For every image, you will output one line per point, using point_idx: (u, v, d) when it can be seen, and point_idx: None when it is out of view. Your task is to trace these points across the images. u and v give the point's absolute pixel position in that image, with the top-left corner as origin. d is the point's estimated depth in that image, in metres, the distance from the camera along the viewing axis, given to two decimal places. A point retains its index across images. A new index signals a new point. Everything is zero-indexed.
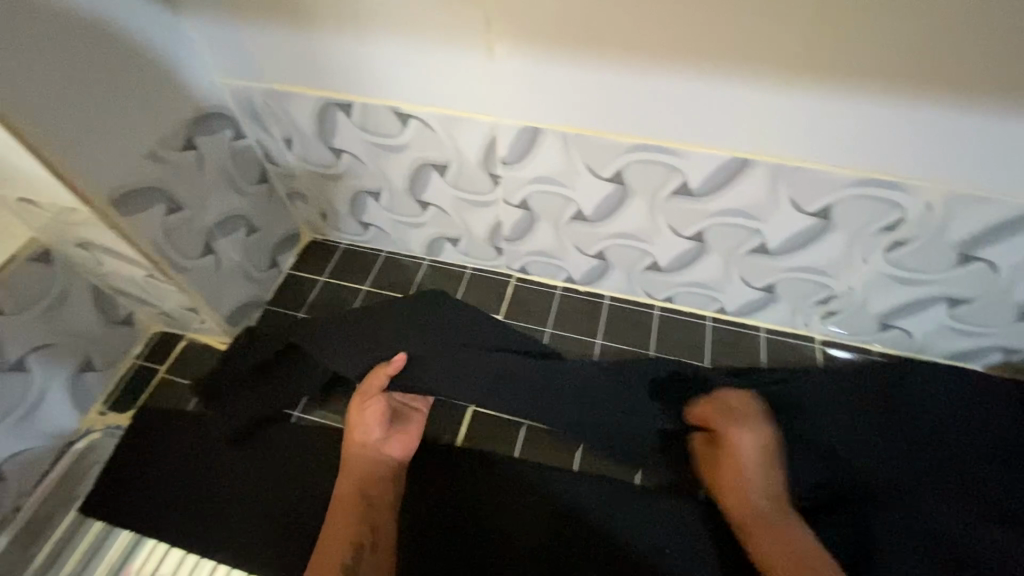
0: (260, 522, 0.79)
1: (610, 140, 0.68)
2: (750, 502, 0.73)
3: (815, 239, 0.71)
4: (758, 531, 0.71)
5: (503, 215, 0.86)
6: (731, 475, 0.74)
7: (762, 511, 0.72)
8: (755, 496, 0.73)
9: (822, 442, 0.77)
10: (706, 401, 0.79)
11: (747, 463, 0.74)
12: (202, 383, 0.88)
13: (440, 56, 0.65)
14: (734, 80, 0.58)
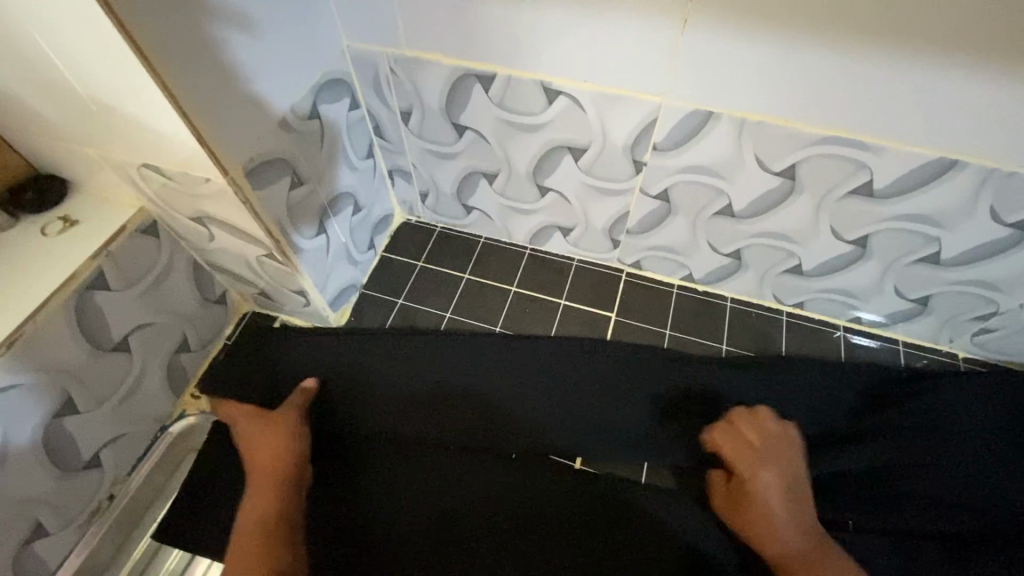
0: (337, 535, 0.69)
1: (794, 131, 0.61)
2: (780, 535, 0.61)
3: (1003, 252, 0.65)
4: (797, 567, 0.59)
5: (634, 206, 0.79)
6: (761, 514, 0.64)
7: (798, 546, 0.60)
8: (782, 527, 0.62)
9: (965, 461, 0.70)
10: (722, 429, 0.72)
11: (772, 498, 0.64)
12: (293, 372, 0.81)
13: (614, 27, 0.58)
14: (967, 75, 0.51)
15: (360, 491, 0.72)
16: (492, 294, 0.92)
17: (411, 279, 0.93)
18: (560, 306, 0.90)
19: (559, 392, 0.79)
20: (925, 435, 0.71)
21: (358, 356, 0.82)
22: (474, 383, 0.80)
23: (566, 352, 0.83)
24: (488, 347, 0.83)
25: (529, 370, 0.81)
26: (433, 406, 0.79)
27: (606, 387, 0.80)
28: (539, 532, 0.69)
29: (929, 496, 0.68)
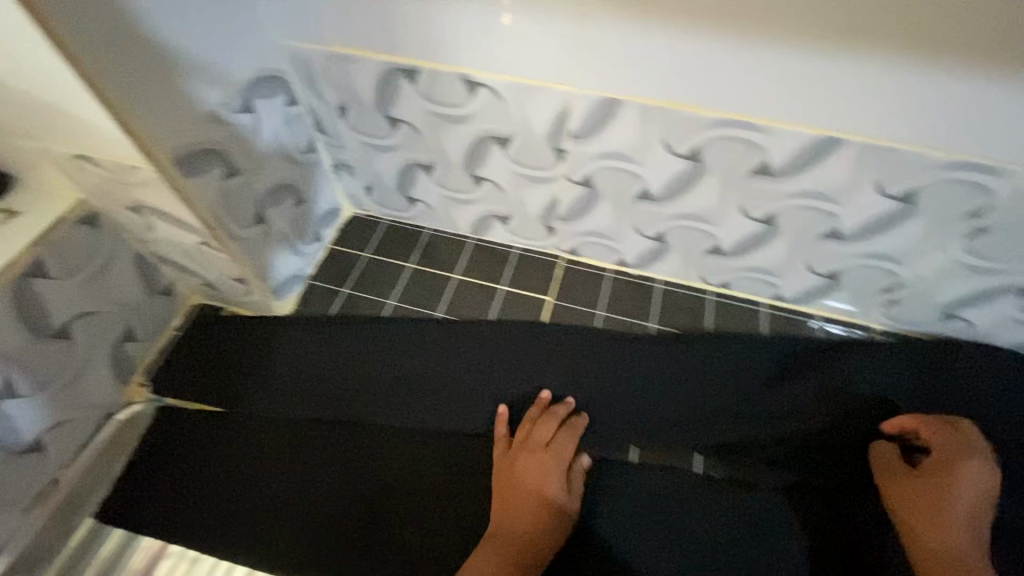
0: (275, 519, 0.75)
1: (692, 114, 0.65)
2: (943, 531, 0.66)
3: (893, 225, 0.70)
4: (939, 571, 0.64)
5: (563, 193, 0.83)
6: (928, 505, 0.67)
7: (946, 551, 0.65)
8: (940, 527, 0.66)
9: (850, 431, 0.77)
10: (917, 425, 0.73)
11: (961, 493, 0.67)
12: (240, 363, 0.86)
13: (521, 22, 0.62)
14: (832, 56, 0.56)
15: (297, 478, 0.78)
16: (435, 282, 0.95)
17: (358, 270, 0.95)
18: (500, 291, 0.94)
19: (484, 372, 0.85)
20: (818, 404, 0.79)
21: (286, 348, 0.86)
22: (400, 367, 0.85)
23: (499, 336, 0.88)
24: (424, 336, 0.88)
25: (463, 356, 0.86)
26: (371, 392, 0.84)
27: (530, 367, 0.85)
28: (466, 505, 0.75)
29: (822, 458, 0.76)
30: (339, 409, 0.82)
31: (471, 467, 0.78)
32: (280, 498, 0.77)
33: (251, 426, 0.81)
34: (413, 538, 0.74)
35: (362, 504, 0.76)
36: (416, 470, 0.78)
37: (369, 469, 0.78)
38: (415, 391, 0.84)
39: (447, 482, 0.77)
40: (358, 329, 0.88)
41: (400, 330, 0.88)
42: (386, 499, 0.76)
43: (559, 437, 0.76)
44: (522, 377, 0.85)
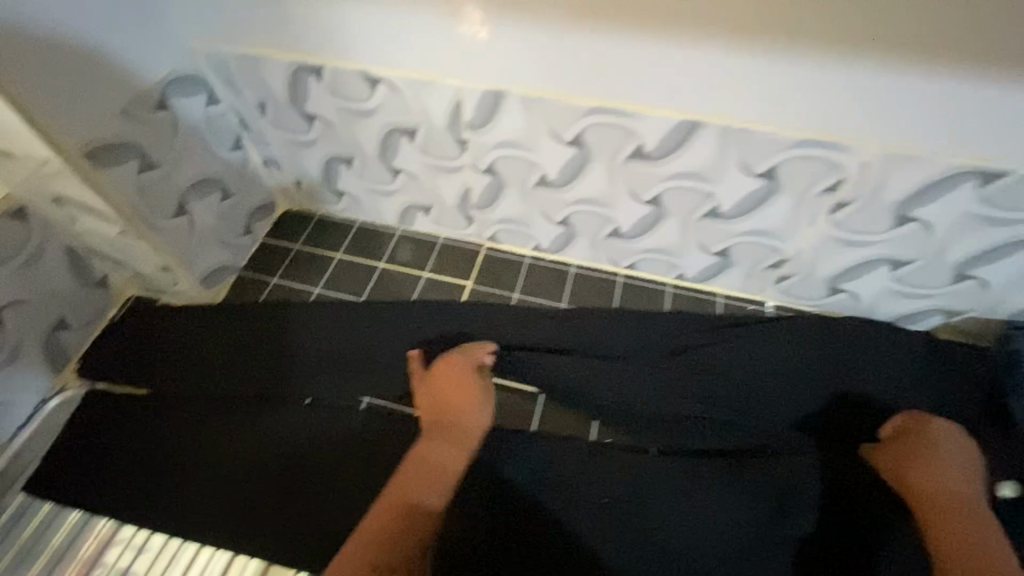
0: (193, 493, 0.80)
1: (569, 102, 0.70)
2: (939, 486, 0.70)
3: (764, 203, 0.75)
4: (939, 519, 0.68)
5: (472, 182, 0.88)
6: (920, 462, 0.73)
7: (951, 502, 0.69)
8: (939, 483, 0.71)
9: (736, 400, 0.83)
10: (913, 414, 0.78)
11: (954, 457, 0.72)
12: (166, 349, 0.90)
13: (405, 19, 0.67)
14: (679, 44, 0.61)
15: (216, 455, 0.83)
16: (361, 271, 1.00)
17: (288, 261, 1.01)
18: (422, 277, 0.99)
19: (399, 350, 0.89)
20: (707, 373, 0.85)
21: (210, 334, 0.91)
22: (319, 348, 0.90)
23: (416, 319, 0.92)
24: (345, 321, 0.92)
25: (381, 338, 0.90)
26: (291, 373, 0.88)
27: (442, 345, 0.90)
28: (373, 477, 0.80)
29: (705, 420, 0.82)
30: (260, 389, 0.87)
31: (382, 442, 0.83)
32: (198, 473, 0.81)
33: (175, 407, 0.86)
34: (322, 508, 0.78)
35: (277, 476, 0.81)
36: (329, 446, 0.83)
37: (286, 443, 0.83)
38: (334, 371, 0.88)
39: (357, 453, 0.82)
40: (281, 316, 0.93)
41: (322, 316, 0.93)
42: (300, 470, 0.81)
43: (466, 378, 0.82)
44: (437, 355, 0.89)
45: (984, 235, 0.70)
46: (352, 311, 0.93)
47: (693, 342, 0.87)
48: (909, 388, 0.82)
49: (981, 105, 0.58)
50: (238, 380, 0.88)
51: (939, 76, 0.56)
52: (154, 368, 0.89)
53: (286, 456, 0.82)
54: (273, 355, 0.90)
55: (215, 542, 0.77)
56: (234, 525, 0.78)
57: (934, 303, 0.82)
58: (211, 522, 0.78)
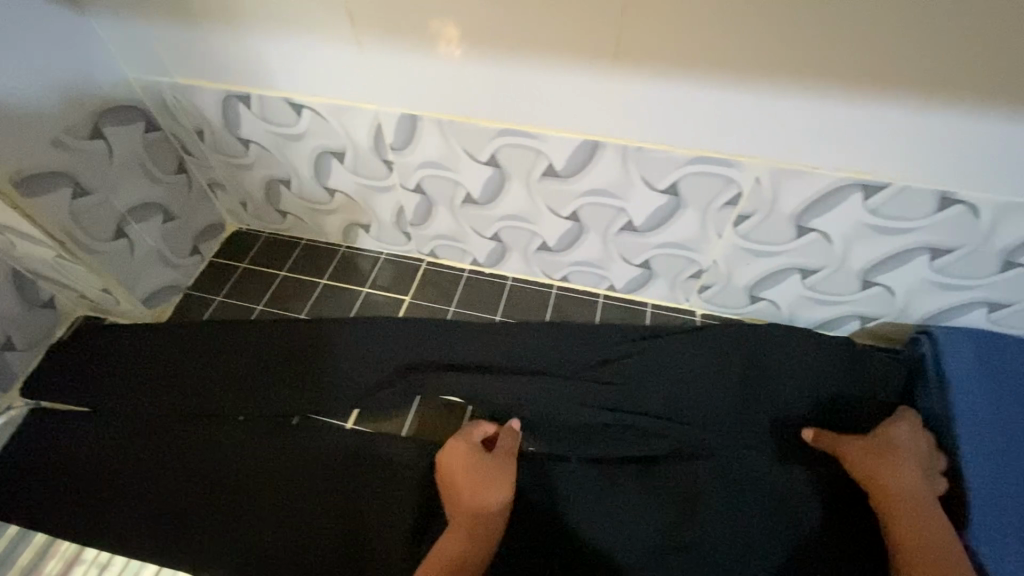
0: (114, 504, 0.80)
1: (478, 125, 0.74)
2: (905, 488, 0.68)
3: (672, 216, 0.78)
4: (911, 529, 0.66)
5: (403, 200, 0.91)
6: (881, 463, 0.70)
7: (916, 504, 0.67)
8: (903, 484, 0.68)
9: (660, 404, 0.83)
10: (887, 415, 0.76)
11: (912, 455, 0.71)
12: (102, 362, 0.91)
13: (317, 51, 0.71)
14: (569, 71, 0.64)
15: (140, 465, 0.82)
16: (304, 287, 1.03)
17: (234, 280, 1.05)
18: (363, 292, 1.02)
19: (328, 361, 0.90)
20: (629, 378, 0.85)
21: (146, 347, 0.92)
22: (251, 361, 0.90)
23: (346, 330, 0.92)
24: (278, 333, 0.93)
25: (314, 348, 0.91)
26: (222, 383, 0.89)
27: (370, 354, 0.90)
28: (293, 485, 0.79)
29: (627, 426, 0.82)
30: (189, 403, 0.87)
31: (305, 451, 0.82)
32: (120, 483, 0.81)
33: (105, 418, 0.87)
34: (237, 518, 0.77)
35: (199, 487, 0.80)
36: (253, 454, 0.82)
37: (210, 453, 0.82)
38: (264, 382, 0.89)
39: (280, 461, 0.81)
40: (217, 330, 0.94)
41: (256, 330, 0.94)
42: (222, 481, 0.80)
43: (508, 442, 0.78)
44: (365, 364, 0.89)
45: (880, 243, 0.72)
46: (287, 324, 0.94)
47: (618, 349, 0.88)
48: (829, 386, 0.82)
49: (851, 123, 0.61)
50: (169, 390, 0.88)
51: (808, 96, 0.59)
52: (89, 382, 0.90)
53: (209, 467, 0.81)
54: (206, 366, 0.90)
55: (130, 553, 0.76)
56: (153, 539, 0.76)
57: (849, 309, 0.85)
58: (131, 535, 0.77)
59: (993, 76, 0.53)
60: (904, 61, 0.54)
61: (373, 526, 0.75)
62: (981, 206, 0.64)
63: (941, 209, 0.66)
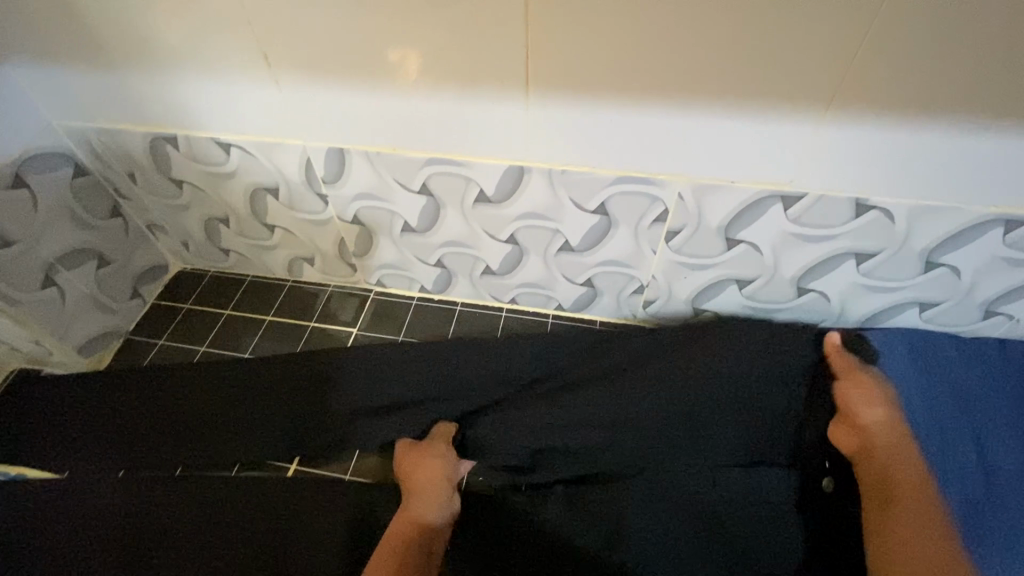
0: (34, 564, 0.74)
1: (406, 156, 0.74)
2: (885, 433, 0.74)
3: (606, 234, 0.78)
4: (890, 462, 0.71)
5: (343, 232, 0.90)
6: (861, 405, 0.76)
7: (889, 441, 0.73)
8: (886, 424, 0.74)
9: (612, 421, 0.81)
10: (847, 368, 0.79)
11: (874, 396, 0.76)
12: (28, 410, 0.88)
13: (238, 89, 0.70)
14: (485, 99, 0.65)
15: (62, 516, 0.78)
16: (250, 325, 1.01)
17: (177, 321, 1.03)
18: (308, 327, 1.01)
19: (271, 401, 0.88)
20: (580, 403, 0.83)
21: (79, 393, 0.90)
22: (190, 405, 0.88)
23: (290, 369, 0.92)
24: (217, 374, 0.92)
25: (256, 387, 0.90)
26: (157, 428, 0.86)
27: (315, 391, 0.89)
28: (227, 529, 0.76)
29: (576, 447, 0.80)
30: (127, 450, 0.85)
31: (241, 493, 0.80)
32: (41, 541, 0.75)
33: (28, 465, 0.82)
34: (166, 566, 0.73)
35: (130, 536, 0.76)
36: (185, 499, 0.79)
37: (144, 501, 0.79)
38: (203, 426, 0.86)
39: (217, 504, 0.78)
40: (155, 373, 0.92)
41: (194, 372, 0.92)
42: (155, 529, 0.76)
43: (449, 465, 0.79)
44: (309, 401, 0.88)
45: (806, 250, 0.73)
46: (226, 366, 0.93)
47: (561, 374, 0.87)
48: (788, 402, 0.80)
49: (761, 139, 0.62)
50: (102, 436, 0.86)
51: (714, 111, 0.60)
52: (12, 434, 0.86)
53: (141, 515, 0.77)
54: (142, 409, 0.88)
55: None
56: None
57: (791, 316, 0.85)
58: None
59: (883, 86, 0.55)
60: (799, 76, 0.55)
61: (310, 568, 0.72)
62: (894, 211, 0.66)
63: (858, 215, 0.67)
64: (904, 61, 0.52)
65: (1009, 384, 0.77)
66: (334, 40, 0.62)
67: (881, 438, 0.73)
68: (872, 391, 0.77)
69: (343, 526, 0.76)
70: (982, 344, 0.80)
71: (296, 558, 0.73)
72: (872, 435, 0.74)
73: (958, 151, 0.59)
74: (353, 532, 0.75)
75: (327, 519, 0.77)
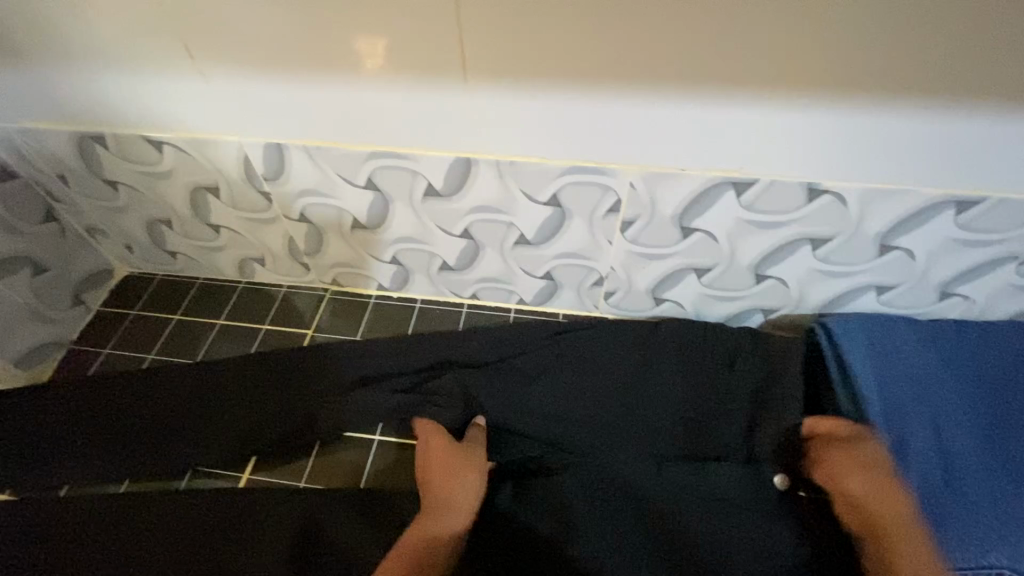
0: None
1: (347, 150, 0.70)
2: (889, 505, 0.65)
3: (561, 226, 0.76)
4: (895, 536, 0.62)
5: (292, 231, 0.87)
6: (854, 475, 0.68)
7: (893, 515, 0.64)
8: (887, 496, 0.65)
9: (573, 417, 0.79)
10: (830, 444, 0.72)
11: (872, 464, 0.68)
12: None
13: (164, 84, 0.66)
14: (423, 90, 0.62)
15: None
16: (200, 329, 0.98)
17: (124, 328, 0.99)
18: (263, 329, 0.97)
19: (215, 409, 0.84)
20: (538, 400, 0.79)
21: (11, 405, 0.85)
22: (128, 418, 0.84)
23: (234, 374, 0.86)
24: (156, 382, 0.86)
25: (198, 395, 0.85)
26: (100, 441, 0.82)
27: (261, 397, 0.84)
28: (171, 544, 0.73)
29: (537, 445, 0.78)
30: (65, 469, 0.81)
31: (186, 505, 0.76)
32: None
33: None
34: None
35: (65, 564, 0.72)
36: (127, 513, 0.75)
37: (81, 524, 0.75)
38: (148, 437, 0.82)
39: (161, 518, 0.75)
40: (93, 383, 0.87)
41: (133, 380, 0.87)
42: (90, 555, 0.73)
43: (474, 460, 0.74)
44: (257, 405, 0.83)
45: (761, 237, 0.72)
46: (165, 373, 0.87)
47: (524, 360, 0.83)
48: (751, 390, 0.78)
49: (709, 125, 0.60)
50: (41, 449, 0.82)
51: (659, 97, 0.58)
52: None
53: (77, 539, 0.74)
54: (83, 420, 0.84)
55: None
56: None
57: (751, 304, 0.84)
58: None
59: (827, 67, 0.53)
60: (744, 60, 0.53)
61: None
62: (846, 195, 0.65)
63: (811, 199, 0.66)
64: (845, 42, 0.51)
65: (966, 364, 0.76)
66: (257, 30, 0.58)
67: (876, 511, 0.65)
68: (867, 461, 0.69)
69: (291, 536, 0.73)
70: (940, 325, 0.79)
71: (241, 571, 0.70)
72: (872, 509, 0.65)
73: (906, 132, 0.58)
74: (303, 544, 0.72)
75: (275, 530, 0.73)
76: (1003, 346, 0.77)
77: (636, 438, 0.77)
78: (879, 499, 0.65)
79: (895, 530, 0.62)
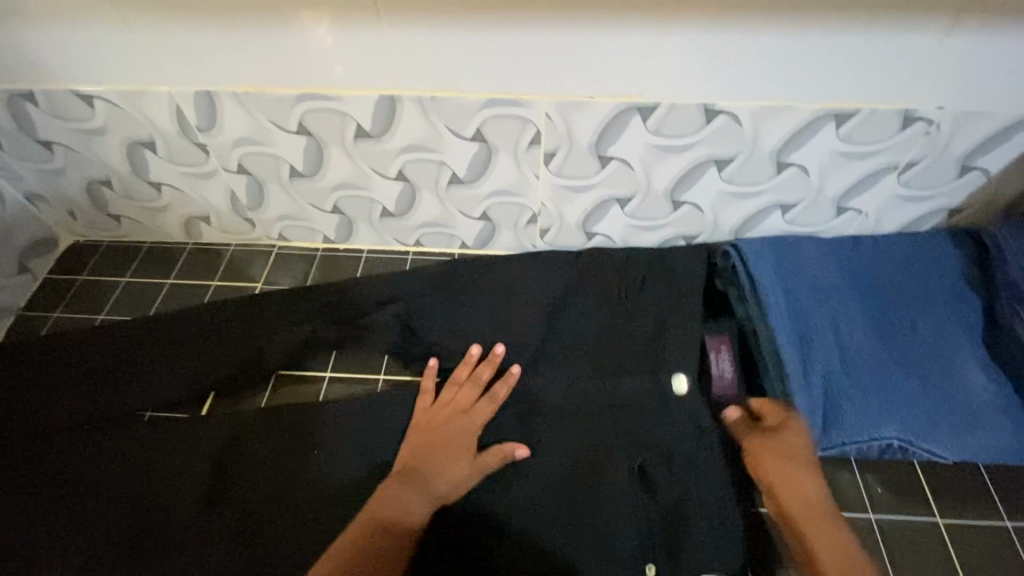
0: None
1: (274, 93, 0.73)
2: (800, 493, 0.70)
3: (488, 160, 0.80)
4: (807, 523, 0.68)
5: (231, 184, 0.89)
6: (778, 466, 0.72)
7: (810, 502, 0.70)
8: (799, 486, 0.71)
9: (513, 342, 0.84)
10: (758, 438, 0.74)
11: (797, 455, 0.73)
12: None
13: (88, 34, 0.69)
14: (339, 28, 0.66)
15: None
16: (150, 290, 0.99)
17: (73, 293, 1.00)
18: (212, 285, 0.99)
19: (167, 353, 0.86)
20: (478, 329, 0.84)
21: None
22: (84, 367, 0.85)
23: (192, 320, 0.88)
24: (118, 334, 0.88)
25: (156, 341, 0.87)
26: (59, 392, 0.83)
27: (203, 346, 0.86)
28: (143, 479, 0.76)
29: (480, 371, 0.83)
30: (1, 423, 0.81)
31: (153, 443, 0.78)
32: None
33: None
34: (89, 517, 0.74)
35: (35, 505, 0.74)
36: (97, 453, 0.77)
37: (46, 467, 0.77)
38: (104, 386, 0.84)
39: (131, 455, 0.77)
40: (53, 338, 0.88)
41: (95, 333, 0.88)
42: (32, 504, 0.74)
43: (480, 404, 0.78)
44: (202, 345, 0.86)
45: (671, 162, 0.78)
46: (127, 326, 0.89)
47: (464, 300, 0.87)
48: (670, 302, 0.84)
49: (605, 50, 0.66)
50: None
51: (556, 24, 0.63)
52: None
53: (17, 490, 0.75)
54: (43, 372, 0.85)
55: None
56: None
57: (674, 231, 0.89)
58: None
59: None
60: None
61: (200, 526, 0.73)
62: (739, 114, 0.71)
63: (709, 120, 0.72)
64: None
65: (860, 271, 0.85)
66: None
67: (793, 505, 0.70)
68: (790, 451, 0.73)
69: (257, 463, 0.76)
70: (840, 240, 0.87)
71: (213, 497, 0.74)
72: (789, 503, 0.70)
73: (778, 50, 0.64)
74: (266, 470, 0.76)
75: (239, 459, 0.77)
76: (893, 252, 0.85)
77: (570, 358, 0.82)
78: (808, 496, 0.70)
79: (806, 519, 0.69)
